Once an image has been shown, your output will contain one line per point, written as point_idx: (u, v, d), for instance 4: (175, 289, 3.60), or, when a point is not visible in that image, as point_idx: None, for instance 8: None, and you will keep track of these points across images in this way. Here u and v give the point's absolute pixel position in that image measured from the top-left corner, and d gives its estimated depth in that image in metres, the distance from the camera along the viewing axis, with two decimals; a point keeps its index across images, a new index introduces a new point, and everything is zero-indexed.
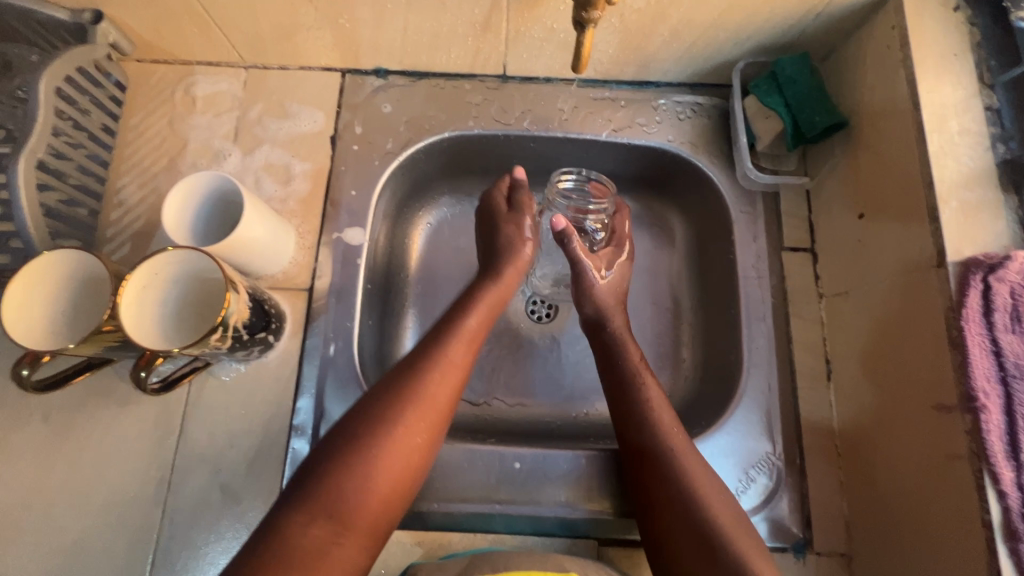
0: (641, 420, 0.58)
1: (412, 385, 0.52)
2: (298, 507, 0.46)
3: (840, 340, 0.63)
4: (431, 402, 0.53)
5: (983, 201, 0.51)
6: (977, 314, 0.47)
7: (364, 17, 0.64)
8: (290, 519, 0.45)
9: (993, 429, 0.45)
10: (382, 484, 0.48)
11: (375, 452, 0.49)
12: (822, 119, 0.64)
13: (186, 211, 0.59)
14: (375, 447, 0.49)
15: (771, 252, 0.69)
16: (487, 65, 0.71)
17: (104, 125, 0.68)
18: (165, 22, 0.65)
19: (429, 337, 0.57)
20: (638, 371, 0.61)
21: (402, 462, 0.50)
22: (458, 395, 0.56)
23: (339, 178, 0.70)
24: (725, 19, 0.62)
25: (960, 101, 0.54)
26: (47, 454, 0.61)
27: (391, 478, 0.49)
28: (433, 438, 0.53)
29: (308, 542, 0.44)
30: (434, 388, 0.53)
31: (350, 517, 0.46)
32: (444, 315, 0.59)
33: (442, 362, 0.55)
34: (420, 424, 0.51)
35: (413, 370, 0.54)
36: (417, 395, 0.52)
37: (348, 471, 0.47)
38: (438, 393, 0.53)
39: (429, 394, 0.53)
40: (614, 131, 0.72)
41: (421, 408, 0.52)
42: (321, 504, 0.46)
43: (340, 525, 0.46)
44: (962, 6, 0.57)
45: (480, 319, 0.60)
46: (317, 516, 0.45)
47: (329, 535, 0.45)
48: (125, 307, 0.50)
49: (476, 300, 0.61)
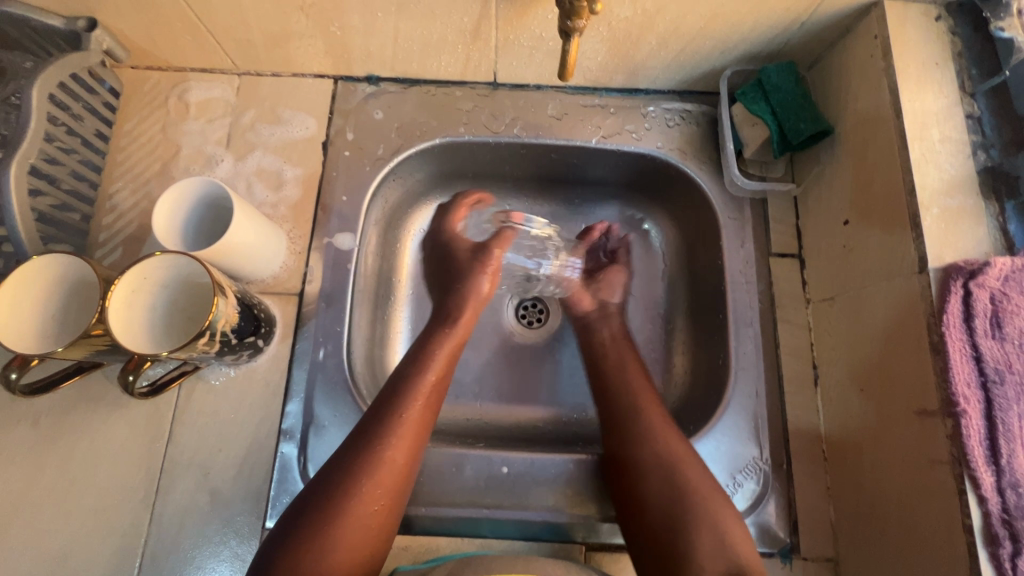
0: (639, 448, 0.58)
1: (371, 452, 0.53)
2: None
3: (827, 345, 0.64)
4: (389, 466, 0.53)
5: (964, 207, 0.52)
6: (958, 320, 0.48)
7: (355, 24, 0.64)
8: None
9: (973, 434, 0.46)
10: (342, 555, 0.49)
11: (334, 524, 0.49)
12: (807, 127, 0.65)
13: (176, 218, 0.59)
14: (334, 519, 0.50)
15: (758, 258, 0.69)
16: (478, 73, 0.72)
17: (98, 130, 0.69)
18: (158, 29, 0.66)
19: (386, 399, 0.57)
20: (640, 406, 0.61)
21: (366, 529, 0.51)
22: (419, 452, 0.56)
23: (330, 183, 0.71)
24: (710, 28, 0.63)
25: (941, 108, 0.55)
26: (35, 457, 0.61)
27: (356, 546, 0.50)
28: (396, 501, 0.53)
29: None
30: (392, 451, 0.54)
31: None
32: (402, 373, 0.60)
33: (399, 426, 0.55)
34: (380, 490, 0.52)
35: (368, 441, 0.54)
36: (376, 464, 0.53)
37: (310, 544, 0.48)
38: (397, 455, 0.54)
39: (387, 460, 0.53)
40: (604, 138, 0.72)
41: (381, 476, 0.53)
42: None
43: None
44: (943, 16, 0.58)
45: (438, 371, 0.61)
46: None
47: None
48: (113, 310, 0.50)
49: (433, 350, 0.62)
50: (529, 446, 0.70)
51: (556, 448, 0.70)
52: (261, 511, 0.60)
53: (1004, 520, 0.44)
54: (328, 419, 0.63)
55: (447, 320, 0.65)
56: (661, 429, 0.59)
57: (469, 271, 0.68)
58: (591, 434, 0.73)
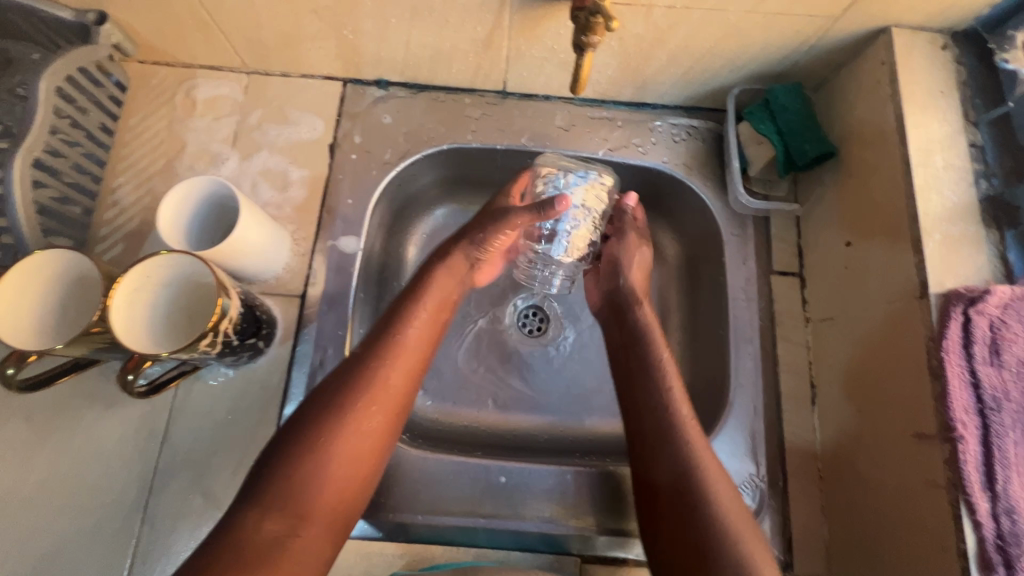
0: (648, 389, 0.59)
1: (363, 376, 0.53)
2: (253, 501, 0.47)
3: (825, 365, 0.64)
4: (384, 390, 0.53)
5: (966, 235, 0.53)
6: (957, 346, 0.49)
7: (367, 29, 0.64)
8: (245, 514, 0.46)
9: (970, 459, 0.46)
10: (334, 474, 0.49)
11: (326, 443, 0.49)
12: (812, 148, 0.65)
13: (181, 217, 0.59)
14: (325, 438, 0.50)
15: (760, 276, 0.70)
16: (487, 81, 0.72)
17: (103, 124, 0.69)
18: (168, 25, 0.65)
19: (381, 326, 0.57)
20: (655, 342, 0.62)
21: (358, 450, 0.51)
22: (413, 381, 0.56)
23: (335, 186, 0.71)
24: (720, 48, 0.63)
25: (945, 136, 0.56)
26: (27, 453, 0.60)
27: (346, 466, 0.50)
28: (390, 426, 0.53)
29: (265, 535, 0.45)
30: (384, 374, 0.54)
31: (305, 508, 0.47)
32: (397, 304, 0.60)
33: (394, 352, 0.55)
34: (371, 412, 0.52)
35: (362, 365, 0.54)
36: (371, 386, 0.53)
37: (303, 463, 0.48)
38: (391, 381, 0.54)
39: (382, 384, 0.53)
40: (611, 151, 0.73)
41: (373, 399, 0.52)
42: (276, 499, 0.47)
43: (295, 517, 0.47)
44: (950, 45, 0.59)
45: (432, 304, 0.60)
46: (272, 508, 0.46)
47: (285, 528, 0.46)
48: (114, 309, 0.50)
49: (427, 284, 0.61)
50: (527, 456, 0.70)
51: (554, 458, 0.70)
52: None
53: (999, 545, 0.44)
54: None
55: (445, 258, 0.64)
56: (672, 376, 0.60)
57: (492, 225, 0.63)
58: (587, 445, 0.73)
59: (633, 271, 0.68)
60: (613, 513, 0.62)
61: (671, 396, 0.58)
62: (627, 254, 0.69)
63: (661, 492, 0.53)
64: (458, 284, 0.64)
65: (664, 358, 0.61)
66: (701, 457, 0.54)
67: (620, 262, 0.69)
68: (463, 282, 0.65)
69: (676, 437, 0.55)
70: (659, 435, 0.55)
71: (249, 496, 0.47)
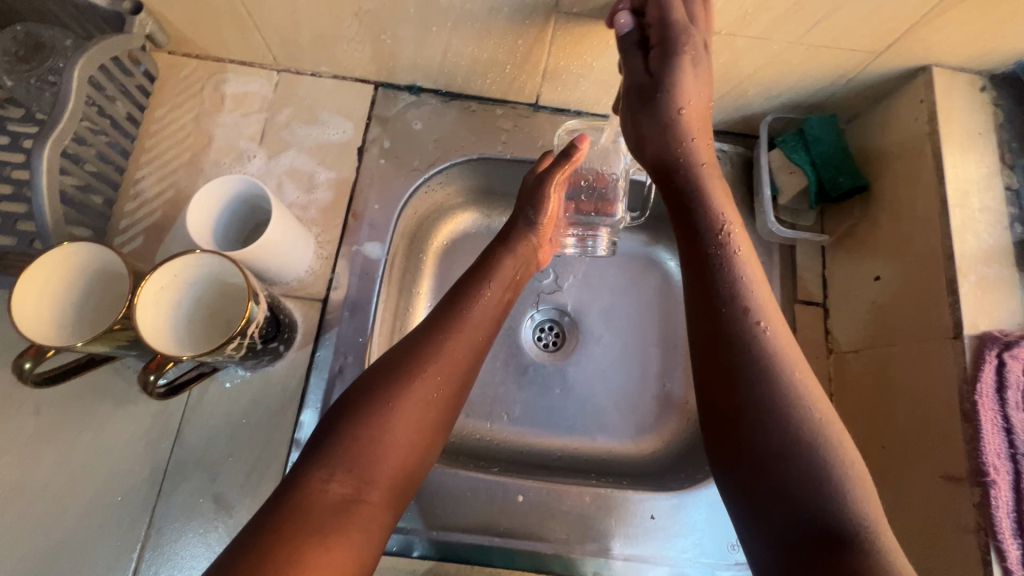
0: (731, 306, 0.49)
1: (429, 344, 0.52)
2: (317, 462, 0.45)
3: (846, 398, 0.64)
4: (451, 358, 0.52)
5: (1000, 278, 0.53)
6: (991, 390, 0.49)
7: (407, 36, 0.64)
8: (310, 474, 0.45)
9: (1001, 505, 0.47)
10: (399, 442, 0.47)
11: (393, 407, 0.48)
12: (846, 181, 0.65)
13: (211, 214, 0.58)
14: (393, 402, 0.48)
15: (784, 304, 0.69)
16: (521, 94, 0.72)
17: (129, 114, 0.67)
18: (204, 18, 0.64)
19: (446, 302, 0.57)
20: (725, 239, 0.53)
21: (422, 415, 0.49)
22: (476, 354, 0.55)
23: (363, 190, 0.70)
24: (759, 76, 0.63)
25: (982, 178, 0.57)
26: (34, 448, 0.59)
27: (410, 431, 0.48)
28: (454, 395, 0.52)
29: (330, 499, 0.44)
30: (451, 345, 0.53)
31: (370, 472, 0.46)
32: (463, 280, 0.60)
33: (461, 323, 0.54)
34: (438, 381, 0.51)
35: (428, 336, 0.53)
36: (438, 353, 0.52)
37: (368, 425, 0.47)
38: (457, 350, 0.53)
39: (448, 353, 0.52)
40: (637, 171, 0.74)
41: (439, 364, 0.51)
42: (342, 461, 0.45)
43: (360, 482, 0.45)
44: (988, 88, 0.60)
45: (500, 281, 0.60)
46: (336, 470, 0.45)
47: (351, 491, 0.45)
48: (141, 307, 0.48)
49: (494, 263, 0.61)
50: (540, 473, 0.70)
51: (570, 477, 0.70)
52: None
53: None
54: None
55: (507, 242, 0.64)
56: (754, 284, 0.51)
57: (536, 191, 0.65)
58: (600, 466, 0.72)
59: (702, 63, 0.56)
60: (630, 538, 0.61)
61: (743, 278, 0.51)
62: (680, 78, 0.56)
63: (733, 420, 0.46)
64: (520, 266, 0.64)
65: (730, 236, 0.53)
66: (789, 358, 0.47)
67: (672, 93, 0.56)
68: (526, 265, 0.65)
69: (757, 351, 0.47)
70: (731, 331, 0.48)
71: (308, 459, 0.46)
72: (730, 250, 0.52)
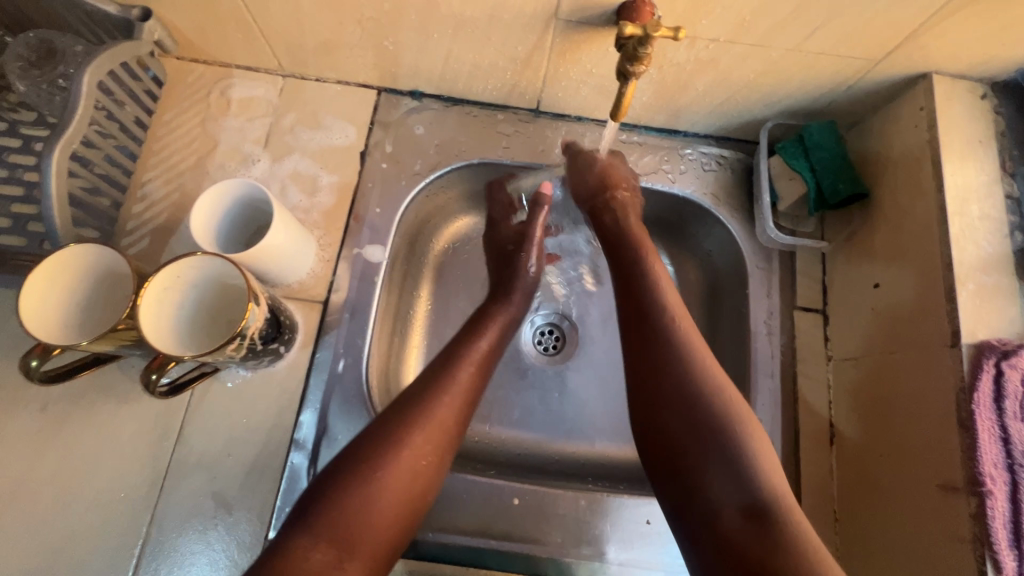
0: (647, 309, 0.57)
1: (422, 407, 0.53)
2: (303, 527, 0.45)
3: (844, 406, 0.63)
4: (442, 424, 0.53)
5: (999, 286, 0.53)
6: (988, 399, 0.49)
7: (409, 42, 0.65)
8: (295, 540, 0.44)
9: (998, 516, 0.46)
10: (385, 509, 0.48)
11: (382, 474, 0.48)
12: (846, 187, 0.65)
13: (211, 218, 0.59)
14: (382, 468, 0.48)
15: (783, 310, 0.69)
16: (522, 99, 0.72)
17: (137, 118, 0.69)
18: (211, 24, 0.66)
19: (437, 363, 0.58)
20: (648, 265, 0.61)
21: (410, 481, 0.50)
22: (463, 417, 0.55)
23: (364, 194, 0.71)
24: (759, 82, 0.64)
25: (982, 185, 0.56)
26: (40, 444, 0.60)
27: (396, 499, 0.48)
28: (440, 461, 0.52)
29: (313, 568, 0.43)
30: (442, 409, 0.53)
31: (356, 540, 0.45)
32: (456, 340, 0.61)
33: (451, 385, 0.55)
34: (428, 447, 0.51)
35: (420, 398, 0.53)
36: (429, 418, 0.52)
37: (355, 491, 0.47)
38: (446, 415, 0.53)
39: (439, 417, 0.53)
40: (640, 176, 0.73)
41: (430, 430, 0.52)
42: (327, 524, 0.45)
43: (344, 549, 0.45)
44: (989, 95, 0.60)
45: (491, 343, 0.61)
46: (321, 538, 0.45)
47: (333, 560, 0.44)
48: (144, 308, 0.49)
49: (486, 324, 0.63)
50: (538, 477, 0.70)
51: (566, 481, 0.70)
52: (265, 522, 0.59)
53: None
54: (341, 432, 0.62)
55: (502, 301, 0.67)
56: (666, 290, 0.59)
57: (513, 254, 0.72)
58: (598, 470, 0.72)
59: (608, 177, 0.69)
60: (627, 543, 0.61)
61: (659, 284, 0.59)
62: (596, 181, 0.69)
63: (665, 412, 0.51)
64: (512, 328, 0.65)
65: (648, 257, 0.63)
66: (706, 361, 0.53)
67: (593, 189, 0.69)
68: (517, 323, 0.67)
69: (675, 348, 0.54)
70: (661, 344, 0.54)
71: (296, 519, 0.46)
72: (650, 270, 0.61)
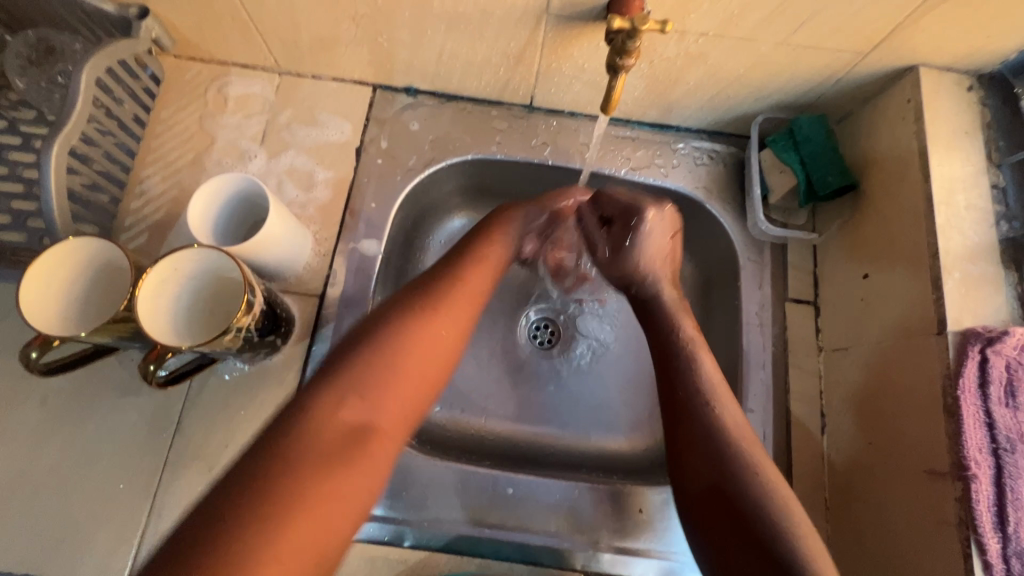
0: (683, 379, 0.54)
1: (436, 288, 0.53)
2: (327, 386, 0.44)
3: (835, 396, 0.64)
4: (456, 304, 0.52)
5: (985, 275, 0.54)
6: (973, 385, 0.50)
7: (403, 39, 0.65)
8: (320, 396, 0.43)
9: (982, 499, 0.47)
10: (410, 374, 0.47)
11: (402, 341, 0.47)
12: (835, 180, 0.66)
13: (208, 214, 0.60)
14: (402, 333, 0.48)
15: (775, 302, 0.69)
16: (516, 95, 0.73)
17: (135, 115, 0.70)
18: (207, 22, 0.66)
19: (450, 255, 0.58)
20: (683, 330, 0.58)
21: (431, 354, 0.49)
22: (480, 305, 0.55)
23: (360, 189, 0.72)
24: (749, 77, 0.64)
25: (968, 176, 0.57)
26: (40, 436, 0.61)
27: (418, 364, 0.47)
28: (459, 341, 0.51)
29: (344, 422, 0.42)
30: (456, 292, 0.53)
31: (381, 398, 0.45)
32: (464, 242, 0.59)
33: (463, 275, 0.55)
34: (446, 318, 0.51)
35: (430, 283, 0.53)
36: (441, 298, 0.52)
37: (373, 354, 0.46)
38: (461, 297, 0.53)
39: (452, 298, 0.52)
40: (633, 169, 0.74)
41: (444, 308, 0.51)
42: (351, 382, 0.44)
43: (372, 408, 0.44)
44: (975, 87, 0.61)
45: (500, 245, 0.60)
46: (348, 394, 0.44)
47: (361, 415, 0.43)
48: (141, 299, 0.50)
49: (498, 225, 0.62)
50: (533, 467, 0.71)
51: (561, 471, 0.71)
52: None
53: None
54: None
55: (518, 211, 0.63)
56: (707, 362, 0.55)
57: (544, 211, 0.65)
58: (593, 461, 0.73)
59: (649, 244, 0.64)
60: (621, 532, 0.62)
61: (696, 351, 0.56)
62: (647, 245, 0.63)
63: (702, 485, 0.49)
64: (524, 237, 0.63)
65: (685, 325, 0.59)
66: (755, 459, 0.48)
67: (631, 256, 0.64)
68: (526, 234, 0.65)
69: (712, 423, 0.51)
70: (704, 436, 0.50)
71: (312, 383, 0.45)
72: (685, 335, 0.57)
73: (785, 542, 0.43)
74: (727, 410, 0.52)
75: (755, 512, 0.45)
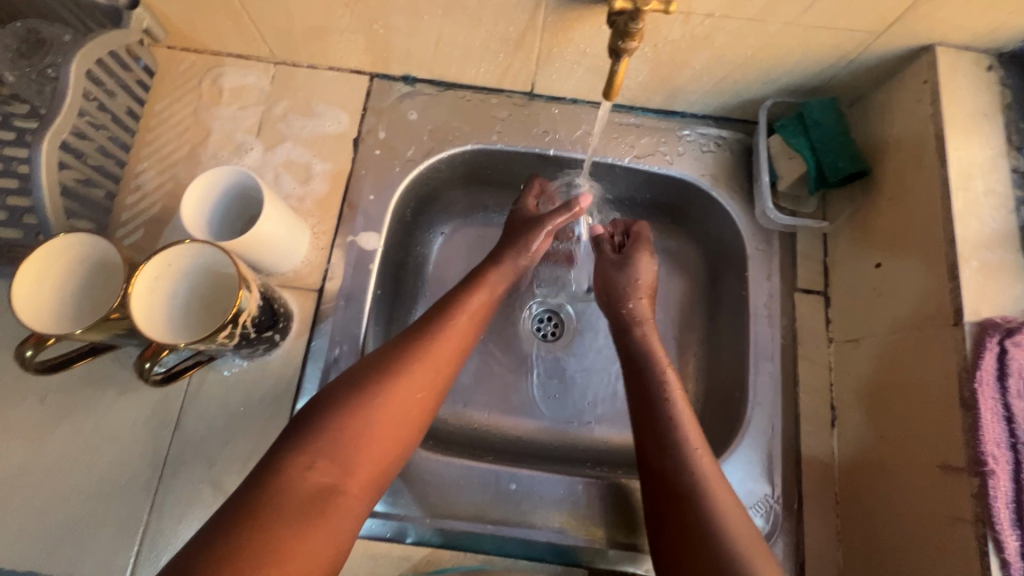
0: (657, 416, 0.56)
1: (419, 344, 0.54)
2: (300, 448, 0.46)
3: (846, 387, 0.62)
4: (438, 358, 0.54)
5: (1004, 262, 0.52)
6: (991, 377, 0.48)
7: (399, 25, 0.64)
8: (291, 459, 0.46)
9: (1000, 495, 0.46)
10: (382, 436, 0.49)
11: (377, 403, 0.49)
12: (846, 166, 0.64)
13: (202, 208, 0.59)
14: (379, 395, 0.50)
15: (784, 292, 0.68)
16: (516, 82, 0.71)
17: (129, 108, 0.68)
18: (199, 11, 0.65)
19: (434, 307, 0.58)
20: (660, 365, 0.60)
21: (408, 410, 0.51)
22: (459, 359, 0.56)
23: (358, 181, 0.70)
24: (757, 59, 0.62)
25: (987, 160, 0.55)
26: (40, 434, 0.60)
27: (393, 424, 0.50)
28: (436, 396, 0.53)
29: (311, 486, 0.45)
30: (439, 345, 0.55)
31: (350, 462, 0.47)
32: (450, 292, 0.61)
33: (448, 327, 0.56)
34: (423, 380, 0.52)
35: (417, 335, 0.55)
36: (424, 354, 0.53)
37: (348, 416, 0.48)
38: (444, 352, 0.55)
39: (434, 355, 0.54)
40: (637, 158, 0.72)
41: (427, 365, 0.53)
42: (323, 444, 0.47)
43: (341, 472, 0.47)
44: (995, 66, 0.58)
45: (486, 297, 0.61)
46: (319, 458, 0.46)
47: (330, 479, 0.46)
48: (135, 297, 0.50)
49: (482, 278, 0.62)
50: (537, 462, 0.70)
51: (566, 466, 0.70)
52: None
53: None
54: None
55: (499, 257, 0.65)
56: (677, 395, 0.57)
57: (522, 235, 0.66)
58: (598, 456, 0.72)
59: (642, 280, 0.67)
60: (626, 528, 0.61)
61: (668, 386, 0.57)
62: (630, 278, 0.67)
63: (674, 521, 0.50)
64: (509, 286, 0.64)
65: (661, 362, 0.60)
66: (709, 476, 0.51)
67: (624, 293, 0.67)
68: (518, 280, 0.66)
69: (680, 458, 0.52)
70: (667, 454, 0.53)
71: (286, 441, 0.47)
72: (661, 371, 0.59)
73: (724, 553, 0.46)
74: (691, 427, 0.55)
75: (703, 521, 0.49)
